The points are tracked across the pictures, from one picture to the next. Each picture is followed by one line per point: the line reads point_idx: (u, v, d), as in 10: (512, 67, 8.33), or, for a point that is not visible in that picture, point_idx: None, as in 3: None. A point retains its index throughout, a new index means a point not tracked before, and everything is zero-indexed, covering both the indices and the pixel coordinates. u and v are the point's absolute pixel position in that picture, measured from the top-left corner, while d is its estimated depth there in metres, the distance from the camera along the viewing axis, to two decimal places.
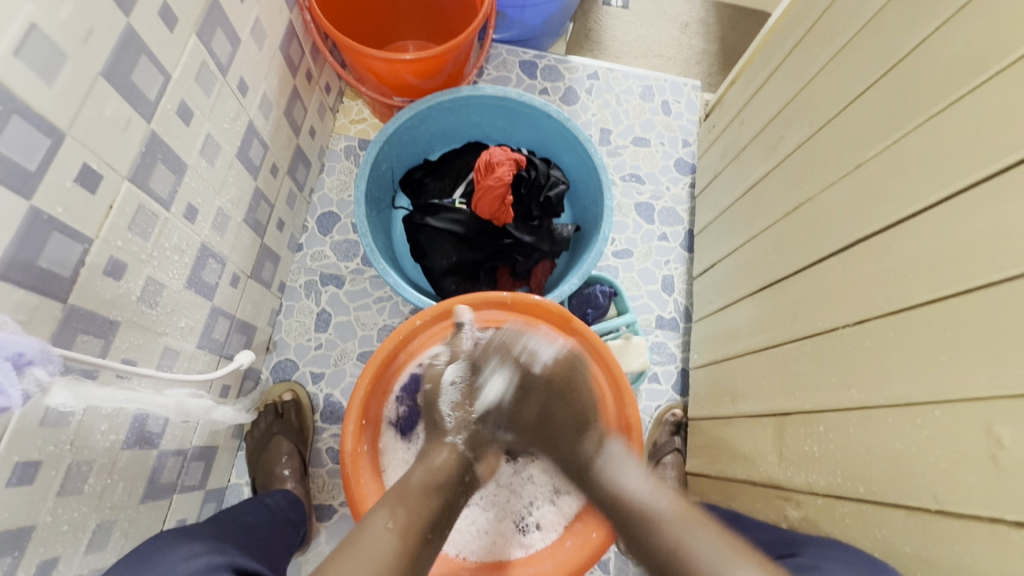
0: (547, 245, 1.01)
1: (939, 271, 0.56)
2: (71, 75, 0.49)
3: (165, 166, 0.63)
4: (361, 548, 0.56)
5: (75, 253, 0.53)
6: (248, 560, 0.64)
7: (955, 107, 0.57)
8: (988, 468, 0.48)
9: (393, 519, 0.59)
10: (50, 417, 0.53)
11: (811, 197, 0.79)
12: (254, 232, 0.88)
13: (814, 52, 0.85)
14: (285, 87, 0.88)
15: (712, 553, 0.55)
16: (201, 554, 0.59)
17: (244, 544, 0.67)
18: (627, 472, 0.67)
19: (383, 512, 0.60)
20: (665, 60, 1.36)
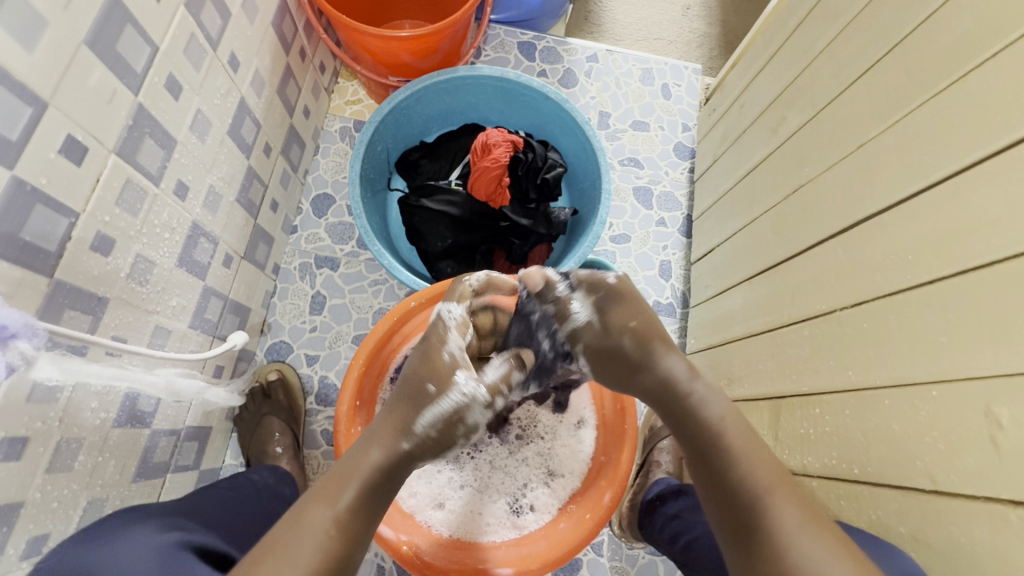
0: (543, 228, 1.01)
1: (938, 252, 0.55)
2: (52, 43, 0.47)
3: (153, 141, 0.61)
4: (301, 547, 0.49)
5: (61, 226, 0.52)
6: (218, 540, 0.62)
7: (958, 86, 0.56)
8: (982, 449, 0.48)
9: (337, 523, 0.51)
10: (37, 393, 0.52)
11: (811, 179, 0.78)
12: (246, 212, 0.87)
13: (816, 32, 0.83)
14: (278, 65, 0.86)
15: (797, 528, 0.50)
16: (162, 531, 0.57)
17: (224, 526, 0.66)
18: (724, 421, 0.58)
19: (327, 508, 0.52)
20: (665, 43, 1.34)
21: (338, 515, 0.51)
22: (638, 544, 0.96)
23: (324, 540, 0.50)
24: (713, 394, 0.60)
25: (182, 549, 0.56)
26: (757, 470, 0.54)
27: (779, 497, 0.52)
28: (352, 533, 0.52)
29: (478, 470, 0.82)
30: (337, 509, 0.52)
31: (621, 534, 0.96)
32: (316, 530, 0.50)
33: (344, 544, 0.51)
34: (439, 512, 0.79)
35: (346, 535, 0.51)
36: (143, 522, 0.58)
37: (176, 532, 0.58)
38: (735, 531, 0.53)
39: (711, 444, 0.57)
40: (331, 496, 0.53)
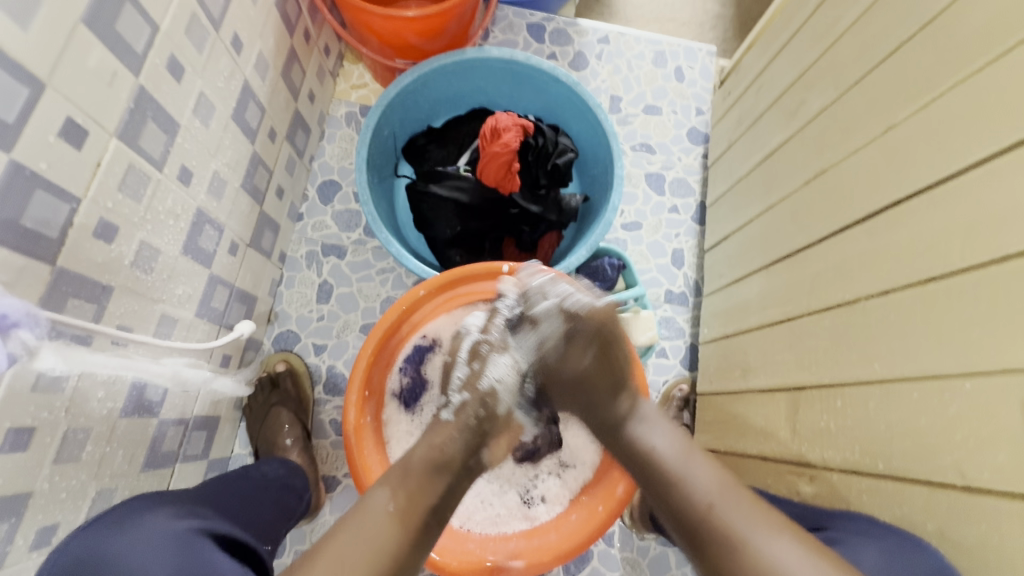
0: (554, 215, 0.99)
1: (972, 238, 0.52)
2: (48, 20, 0.45)
3: (155, 124, 0.60)
4: (361, 526, 0.53)
5: (62, 212, 0.50)
6: (234, 528, 0.62)
7: (1000, 61, 0.53)
8: (1019, 444, 0.46)
9: (393, 502, 0.54)
10: (42, 382, 0.51)
11: (834, 163, 0.75)
12: (252, 199, 0.85)
13: (841, 9, 0.79)
14: (281, 47, 0.84)
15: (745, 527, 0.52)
16: (180, 518, 0.57)
17: (238, 515, 0.65)
18: (657, 432, 0.64)
19: (385, 491, 0.55)
20: (679, 24, 1.30)
21: (395, 495, 0.55)
22: (650, 535, 0.95)
23: (383, 522, 0.53)
24: (657, 423, 0.65)
25: (198, 537, 0.55)
26: (697, 481, 0.57)
27: (722, 500, 0.55)
28: (410, 519, 0.54)
29: None
30: (395, 495, 0.55)
31: (632, 525, 0.95)
32: (375, 512, 0.53)
33: (404, 525, 0.53)
34: None
35: (404, 516, 0.54)
36: (159, 508, 0.57)
37: (192, 519, 0.57)
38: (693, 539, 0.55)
39: (657, 474, 0.60)
40: (388, 483, 0.56)
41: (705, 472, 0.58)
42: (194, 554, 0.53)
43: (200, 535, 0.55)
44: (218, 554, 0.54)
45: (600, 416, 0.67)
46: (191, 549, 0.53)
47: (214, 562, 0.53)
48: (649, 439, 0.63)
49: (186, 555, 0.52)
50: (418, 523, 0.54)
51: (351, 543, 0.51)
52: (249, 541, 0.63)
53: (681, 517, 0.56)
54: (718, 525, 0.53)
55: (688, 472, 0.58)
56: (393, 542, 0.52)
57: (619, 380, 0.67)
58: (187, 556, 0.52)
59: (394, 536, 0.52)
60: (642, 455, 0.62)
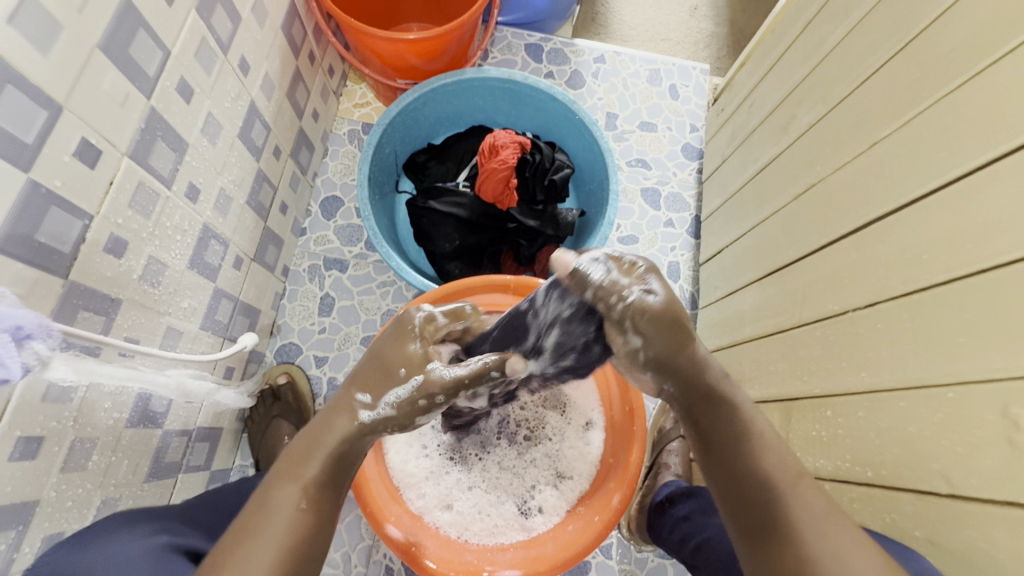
0: (551, 230, 1.00)
1: (954, 251, 0.54)
2: (67, 47, 0.48)
3: (165, 143, 0.62)
4: (267, 523, 0.49)
5: (75, 228, 0.53)
6: (209, 543, 0.63)
7: (976, 80, 0.55)
8: (1001, 448, 0.47)
9: (305, 497, 0.51)
10: (51, 393, 0.53)
11: (822, 178, 0.77)
12: (256, 214, 0.87)
13: (827, 29, 0.82)
14: (287, 68, 0.87)
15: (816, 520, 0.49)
16: (155, 534, 0.58)
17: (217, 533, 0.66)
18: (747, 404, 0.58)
19: (296, 486, 0.51)
20: (673, 44, 1.34)
21: (306, 491, 0.51)
22: (647, 547, 0.95)
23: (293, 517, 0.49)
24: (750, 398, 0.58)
25: (169, 550, 0.56)
26: (776, 466, 0.53)
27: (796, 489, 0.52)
28: (321, 501, 0.52)
29: (486, 471, 0.83)
30: (303, 486, 0.51)
31: (629, 537, 0.95)
32: (285, 510, 0.49)
33: (313, 516, 0.50)
34: (447, 513, 0.79)
35: (315, 507, 0.51)
36: (134, 526, 0.59)
37: (166, 536, 0.59)
38: (754, 527, 0.51)
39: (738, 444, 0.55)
40: (297, 476, 0.51)
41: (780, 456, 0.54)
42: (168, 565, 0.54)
43: (172, 551, 0.56)
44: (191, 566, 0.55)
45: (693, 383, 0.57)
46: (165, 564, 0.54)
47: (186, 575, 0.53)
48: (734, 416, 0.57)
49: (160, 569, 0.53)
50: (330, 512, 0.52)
51: (262, 544, 0.48)
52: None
53: (758, 503, 0.52)
54: (787, 513, 0.50)
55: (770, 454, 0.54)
56: (307, 538, 0.50)
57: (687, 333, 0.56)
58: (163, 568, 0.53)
59: (308, 531, 0.50)
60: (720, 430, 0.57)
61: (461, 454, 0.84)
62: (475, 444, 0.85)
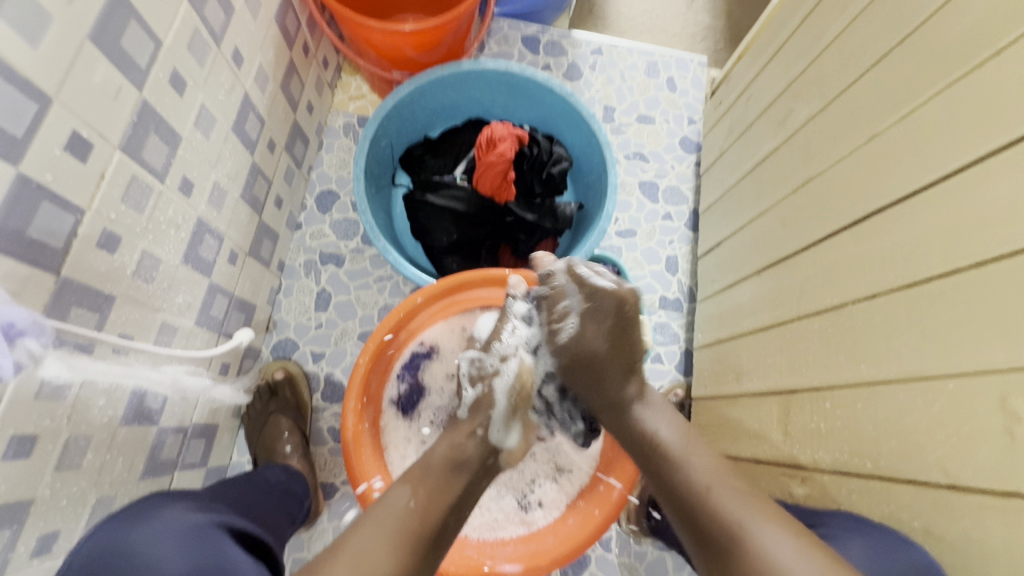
0: (549, 223, 1.00)
1: (953, 243, 0.54)
2: (57, 37, 0.47)
3: (158, 137, 0.61)
4: (381, 518, 0.54)
5: (67, 223, 0.52)
6: (248, 522, 0.64)
7: (978, 72, 0.55)
8: (998, 440, 0.47)
9: (414, 497, 0.56)
10: (45, 390, 0.52)
11: (821, 171, 0.77)
12: (251, 208, 0.86)
13: (827, 21, 0.81)
14: (281, 60, 0.86)
15: (738, 508, 0.53)
16: (194, 512, 0.58)
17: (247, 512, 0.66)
18: (661, 421, 0.65)
19: (407, 487, 0.57)
20: (670, 35, 1.33)
21: (415, 491, 0.56)
22: (647, 540, 0.95)
23: (404, 514, 0.54)
24: (663, 415, 0.65)
25: (213, 529, 0.56)
26: (697, 475, 0.58)
27: (719, 485, 0.56)
28: (429, 514, 0.55)
29: None
30: (415, 491, 0.56)
31: (629, 530, 0.95)
32: (395, 507, 0.55)
33: (424, 516, 0.54)
34: None
35: (423, 509, 0.55)
36: (174, 504, 0.58)
37: (206, 514, 0.59)
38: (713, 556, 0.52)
39: (660, 457, 0.61)
40: (410, 479, 0.58)
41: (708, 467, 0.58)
42: (212, 543, 0.54)
43: (214, 529, 0.57)
44: (233, 546, 0.56)
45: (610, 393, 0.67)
46: (206, 539, 0.54)
47: (230, 554, 0.54)
48: (670, 446, 0.61)
49: (201, 545, 0.53)
50: (435, 526, 0.55)
51: (373, 530, 0.53)
52: (263, 536, 0.64)
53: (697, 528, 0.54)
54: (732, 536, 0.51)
55: (687, 462, 0.59)
56: (413, 535, 0.53)
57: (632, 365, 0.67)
58: (206, 545, 0.53)
59: (414, 529, 0.53)
60: (648, 444, 0.63)
61: None
62: None
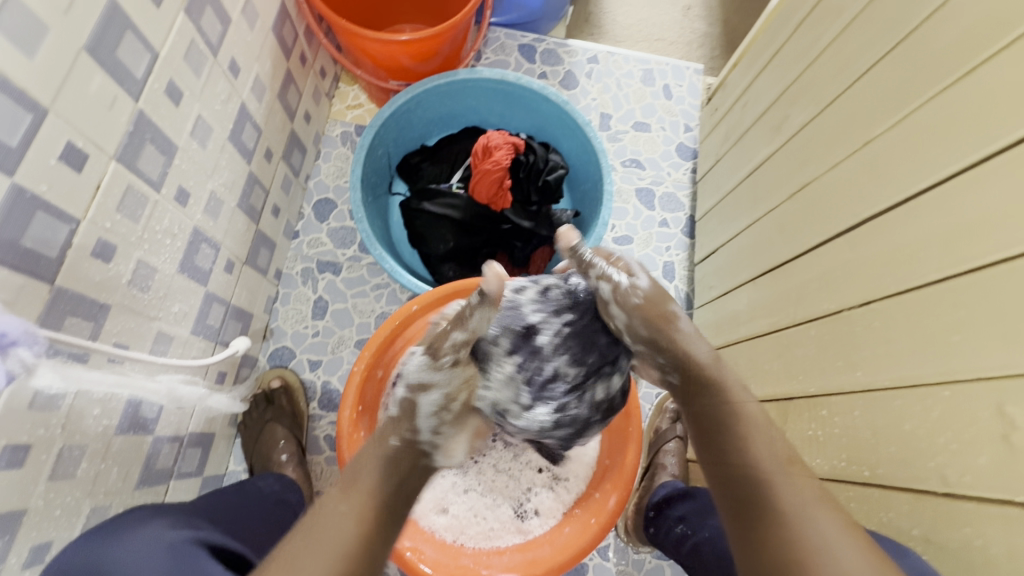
0: (546, 230, 1.00)
1: (947, 249, 0.54)
2: (52, 49, 0.47)
3: (153, 146, 0.61)
4: (320, 531, 0.52)
5: (61, 233, 0.52)
6: (230, 538, 0.63)
7: (968, 79, 0.55)
8: (995, 447, 0.47)
9: (345, 501, 0.55)
10: (39, 400, 0.52)
11: (816, 177, 0.77)
12: (248, 217, 0.87)
13: (819, 29, 0.82)
14: (278, 70, 0.86)
15: (800, 493, 0.51)
16: (173, 528, 0.58)
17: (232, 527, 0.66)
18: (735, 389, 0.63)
19: (338, 494, 0.56)
20: (666, 44, 1.34)
21: (346, 492, 0.56)
22: (645, 548, 0.95)
23: (341, 521, 0.53)
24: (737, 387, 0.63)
25: (191, 546, 0.56)
26: (763, 445, 0.57)
27: (785, 476, 0.53)
28: (365, 518, 0.54)
29: (481, 474, 0.83)
30: (347, 497, 0.56)
31: (627, 539, 0.95)
32: (330, 514, 0.53)
33: (362, 521, 0.54)
34: (442, 517, 0.79)
35: (358, 515, 0.54)
36: (154, 520, 0.58)
37: (187, 530, 0.58)
38: (741, 508, 0.53)
39: (726, 420, 0.60)
40: (342, 484, 0.58)
41: (770, 444, 0.57)
42: (189, 563, 0.54)
43: (193, 546, 0.57)
44: (212, 563, 0.56)
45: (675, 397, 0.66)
46: (185, 560, 0.54)
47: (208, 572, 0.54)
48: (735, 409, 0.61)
49: (179, 565, 0.53)
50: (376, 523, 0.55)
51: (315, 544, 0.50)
52: (246, 553, 0.64)
53: (738, 485, 0.55)
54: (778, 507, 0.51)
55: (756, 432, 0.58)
56: (354, 544, 0.52)
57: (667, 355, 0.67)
58: (183, 565, 0.53)
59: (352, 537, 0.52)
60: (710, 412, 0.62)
61: None
62: None
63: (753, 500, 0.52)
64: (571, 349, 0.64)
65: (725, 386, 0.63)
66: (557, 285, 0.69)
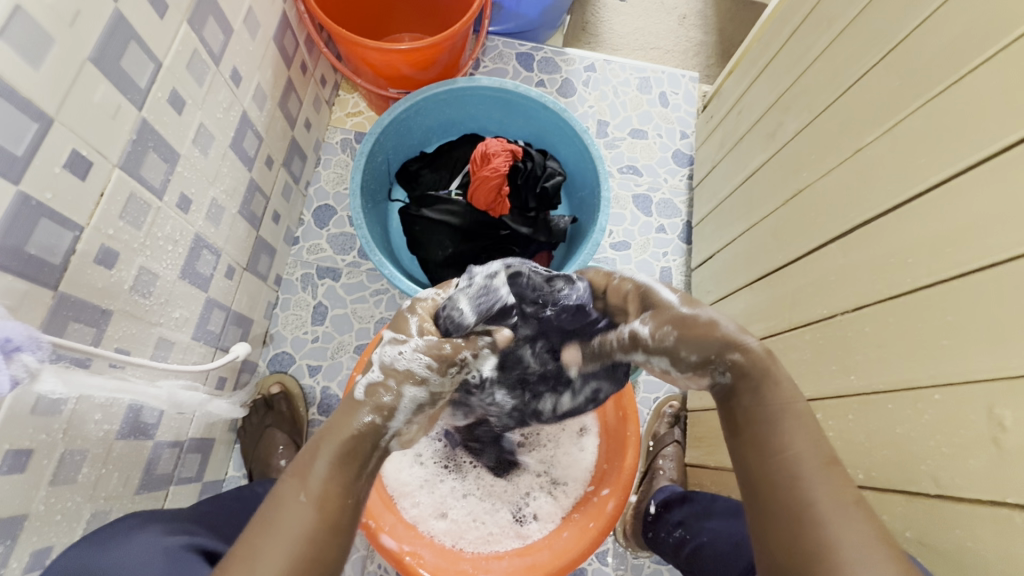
0: (544, 236, 1.02)
1: (937, 255, 0.55)
2: (58, 59, 0.48)
3: (156, 154, 0.62)
4: (276, 528, 0.45)
5: (65, 240, 0.53)
6: (224, 544, 0.63)
7: (956, 88, 0.56)
8: (985, 449, 0.48)
9: (306, 490, 0.47)
10: (41, 405, 0.52)
11: (810, 184, 0.78)
12: (249, 224, 0.87)
13: (812, 38, 0.83)
14: (279, 78, 0.88)
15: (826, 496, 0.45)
16: (168, 534, 0.58)
17: (227, 533, 0.66)
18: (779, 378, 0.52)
19: (295, 481, 0.48)
20: (662, 52, 1.35)
21: (304, 482, 0.47)
22: (644, 553, 0.95)
23: (298, 512, 0.46)
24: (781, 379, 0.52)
25: (186, 551, 0.56)
26: (799, 445, 0.48)
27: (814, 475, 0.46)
28: (328, 507, 0.47)
29: (480, 479, 0.84)
30: (308, 483, 0.47)
31: (626, 544, 0.95)
32: (286, 507, 0.46)
33: (326, 517, 0.47)
34: (442, 522, 0.80)
35: (319, 502, 0.47)
36: (146, 527, 0.59)
37: (182, 536, 0.59)
38: (767, 518, 0.47)
39: (762, 411, 0.51)
40: (298, 468, 0.49)
41: (813, 439, 0.49)
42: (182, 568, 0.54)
43: (187, 551, 0.56)
44: (205, 566, 0.55)
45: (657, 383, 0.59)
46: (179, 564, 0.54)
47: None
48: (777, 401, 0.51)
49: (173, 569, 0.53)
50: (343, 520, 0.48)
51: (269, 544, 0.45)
52: None
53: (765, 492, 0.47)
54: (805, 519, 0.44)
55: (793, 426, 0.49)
56: (316, 539, 0.46)
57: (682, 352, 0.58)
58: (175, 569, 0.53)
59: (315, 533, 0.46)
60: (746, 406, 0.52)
61: (455, 462, 0.84)
62: (469, 452, 0.85)
63: (775, 497, 0.47)
64: (530, 342, 0.68)
65: (778, 382, 0.52)
66: (529, 275, 0.67)
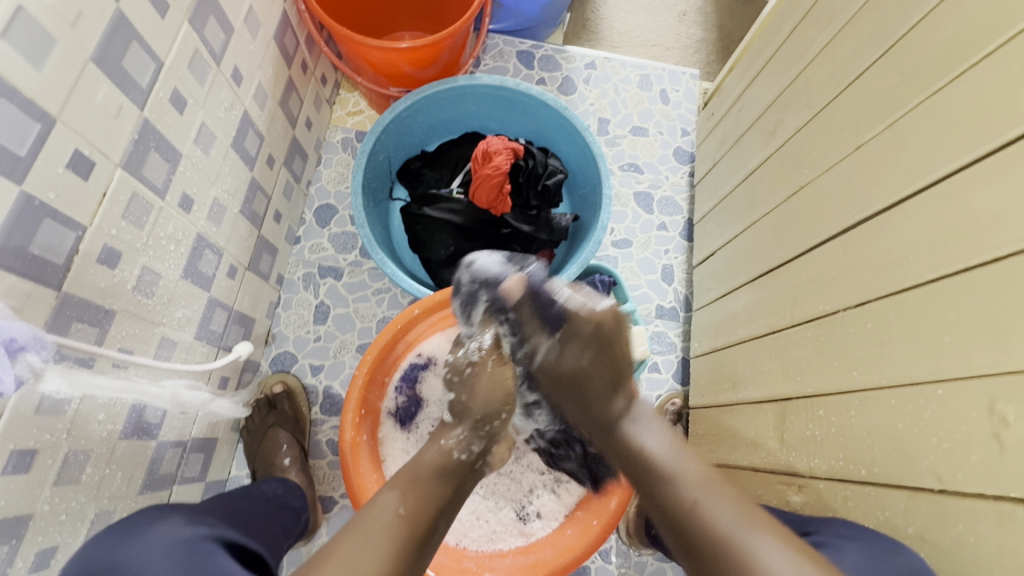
0: (545, 234, 1.02)
1: (939, 251, 0.55)
2: (60, 59, 0.48)
3: (158, 154, 0.62)
4: (367, 528, 0.55)
5: (68, 240, 0.53)
6: (240, 534, 0.63)
7: (957, 83, 0.56)
8: (987, 444, 0.48)
9: (403, 504, 0.58)
10: (45, 405, 0.53)
11: (811, 180, 0.78)
12: (250, 223, 0.87)
13: (813, 34, 0.83)
14: (279, 77, 0.87)
15: (732, 521, 0.54)
16: (187, 526, 0.58)
17: (241, 525, 0.66)
18: (650, 434, 0.67)
19: (394, 496, 0.59)
20: (663, 49, 1.35)
21: (403, 497, 0.58)
22: (646, 550, 0.95)
23: (393, 521, 0.56)
24: (651, 427, 0.68)
25: (207, 542, 0.56)
26: (683, 486, 0.59)
27: (710, 499, 0.57)
28: (417, 522, 0.57)
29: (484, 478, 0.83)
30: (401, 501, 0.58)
31: (629, 542, 0.95)
32: (385, 513, 0.56)
33: (409, 524, 0.56)
34: None
35: (412, 516, 0.57)
36: (166, 519, 0.58)
37: (200, 528, 0.59)
38: None
39: (651, 471, 0.62)
40: (397, 487, 0.60)
41: (716, 496, 0.57)
42: (206, 556, 0.54)
43: (208, 542, 0.57)
44: (226, 557, 0.56)
45: (597, 414, 0.70)
46: (200, 552, 0.54)
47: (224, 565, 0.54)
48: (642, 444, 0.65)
49: (195, 558, 0.53)
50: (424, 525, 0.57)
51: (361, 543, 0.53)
52: (258, 548, 0.64)
53: None
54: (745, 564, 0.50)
55: (679, 475, 0.60)
56: (406, 541, 0.55)
57: (616, 378, 0.71)
58: (198, 557, 0.53)
59: (401, 536, 0.55)
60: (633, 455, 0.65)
61: None
62: None
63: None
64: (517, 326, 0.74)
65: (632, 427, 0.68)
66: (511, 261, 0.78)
